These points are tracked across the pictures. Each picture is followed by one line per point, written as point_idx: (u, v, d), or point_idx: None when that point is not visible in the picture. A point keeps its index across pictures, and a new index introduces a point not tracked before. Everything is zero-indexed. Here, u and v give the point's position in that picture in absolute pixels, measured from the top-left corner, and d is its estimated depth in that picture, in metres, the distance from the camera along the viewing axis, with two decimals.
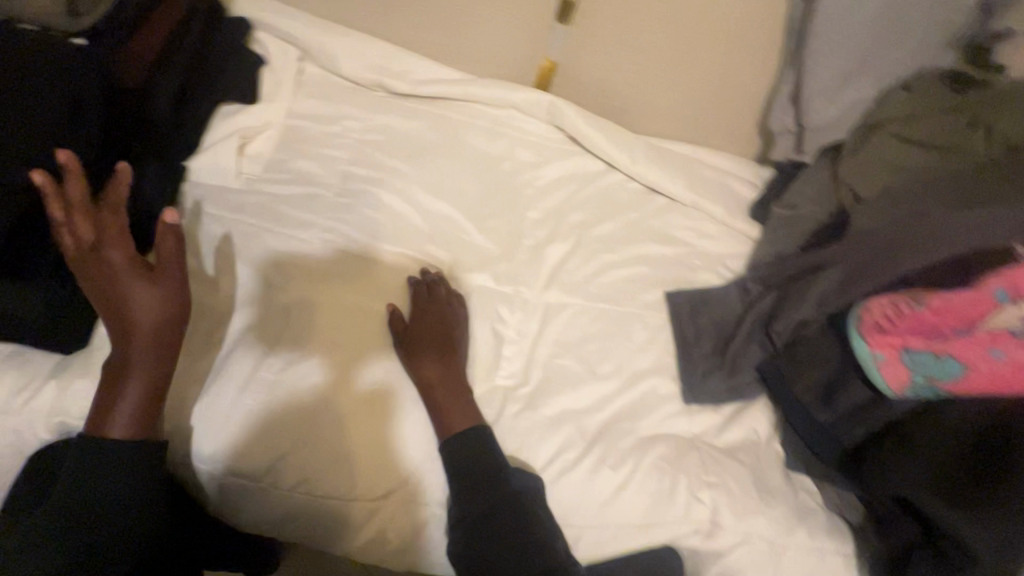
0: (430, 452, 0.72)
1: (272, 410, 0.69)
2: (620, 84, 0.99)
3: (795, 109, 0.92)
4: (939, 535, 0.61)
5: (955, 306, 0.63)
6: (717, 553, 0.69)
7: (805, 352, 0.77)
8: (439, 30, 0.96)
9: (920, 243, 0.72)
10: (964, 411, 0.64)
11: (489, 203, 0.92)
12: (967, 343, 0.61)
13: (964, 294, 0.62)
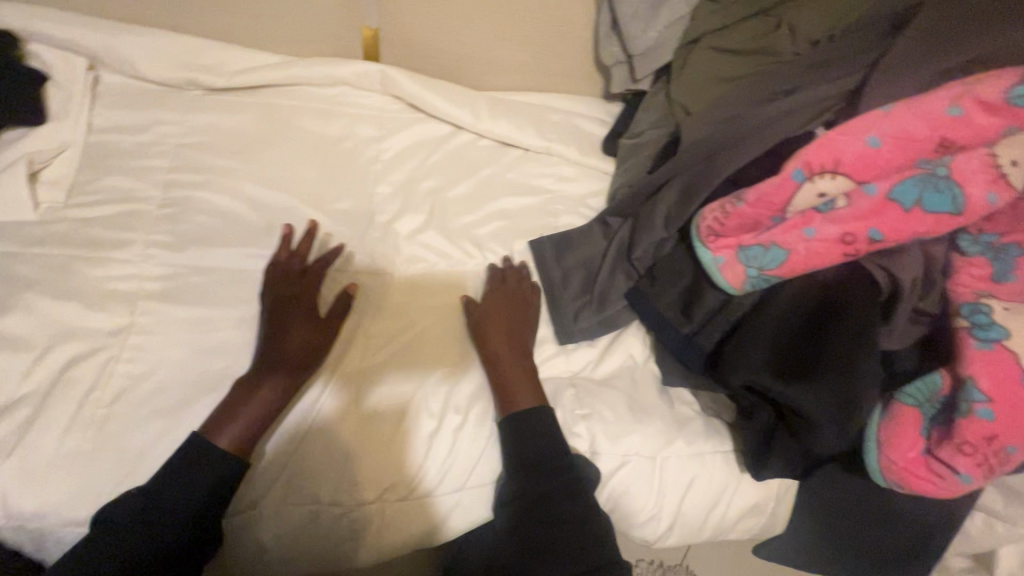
0: (470, 444, 0.71)
1: (320, 435, 0.68)
2: (446, 41, 0.95)
3: (618, 37, 0.92)
4: (790, 414, 0.63)
5: (766, 194, 0.65)
6: (606, 479, 0.71)
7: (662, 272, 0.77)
8: (241, 13, 0.89)
9: (742, 141, 0.76)
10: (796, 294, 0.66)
11: (336, 186, 0.87)
12: (784, 225, 0.63)
13: (772, 183, 0.65)
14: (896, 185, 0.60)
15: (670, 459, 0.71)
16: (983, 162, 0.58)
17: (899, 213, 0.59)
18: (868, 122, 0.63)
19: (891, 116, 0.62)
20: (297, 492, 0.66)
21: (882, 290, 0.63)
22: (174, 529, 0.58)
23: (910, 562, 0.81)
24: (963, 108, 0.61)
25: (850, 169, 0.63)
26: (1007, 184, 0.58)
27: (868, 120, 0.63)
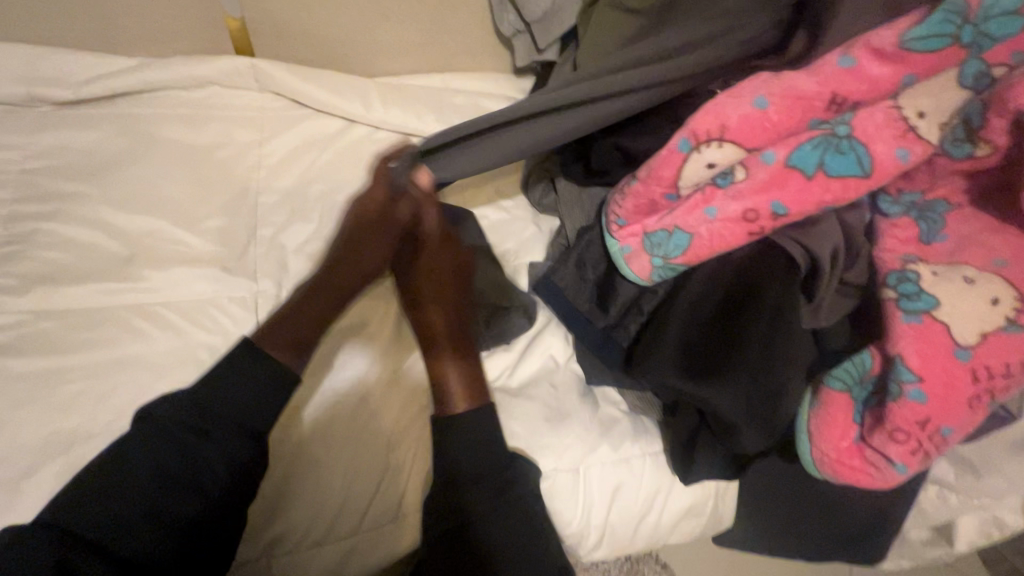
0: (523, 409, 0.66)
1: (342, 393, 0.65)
2: (324, 25, 0.85)
3: (515, 5, 0.83)
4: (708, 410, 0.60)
5: (658, 173, 0.61)
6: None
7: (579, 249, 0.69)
8: (79, 14, 0.78)
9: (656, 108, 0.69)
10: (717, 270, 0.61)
11: (212, 200, 0.78)
12: (685, 206, 0.59)
13: (659, 157, 0.61)
14: (793, 149, 0.56)
15: (594, 470, 0.64)
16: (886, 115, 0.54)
17: (802, 180, 0.55)
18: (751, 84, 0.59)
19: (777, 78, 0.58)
20: (299, 495, 0.61)
21: (800, 266, 0.57)
22: (239, 439, 0.54)
23: (870, 543, 0.76)
24: (853, 59, 0.56)
25: (735, 135, 0.58)
26: (912, 137, 0.53)
27: (754, 84, 0.59)
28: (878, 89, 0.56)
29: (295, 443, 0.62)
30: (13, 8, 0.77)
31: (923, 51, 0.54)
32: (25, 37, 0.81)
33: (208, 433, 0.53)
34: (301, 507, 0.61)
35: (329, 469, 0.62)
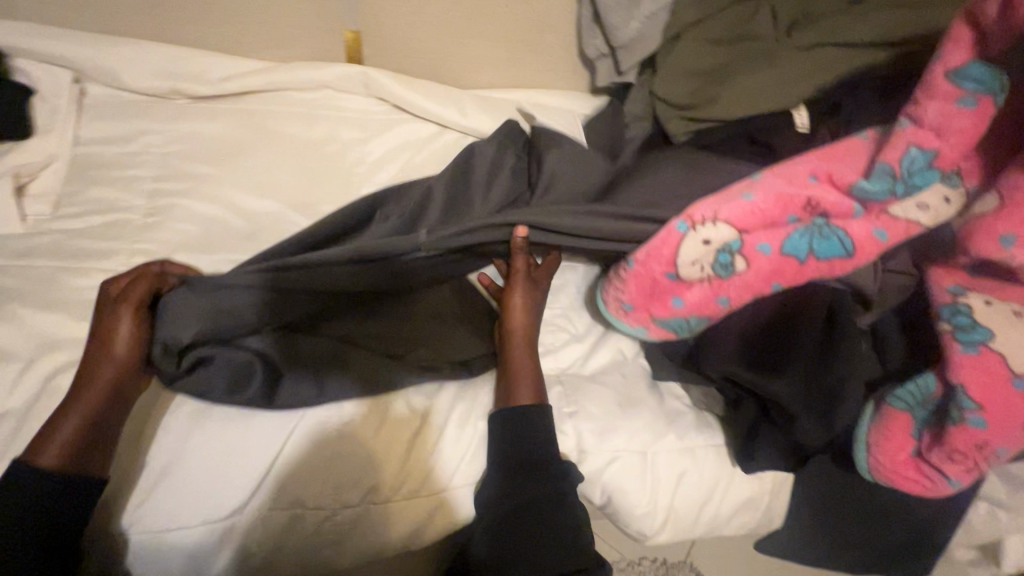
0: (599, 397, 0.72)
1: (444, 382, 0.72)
2: (429, 42, 0.94)
3: (603, 32, 0.91)
4: (774, 408, 0.65)
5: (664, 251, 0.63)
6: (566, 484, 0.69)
7: None
8: (221, 20, 0.89)
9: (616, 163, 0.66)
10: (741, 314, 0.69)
11: (319, 190, 0.87)
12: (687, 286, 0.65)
13: (658, 236, 0.64)
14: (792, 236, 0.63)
15: (631, 462, 0.69)
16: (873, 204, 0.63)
17: (797, 266, 0.63)
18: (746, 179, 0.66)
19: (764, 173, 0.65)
20: (333, 481, 0.65)
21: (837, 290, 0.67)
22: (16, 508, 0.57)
23: (914, 553, 0.79)
24: (827, 168, 0.65)
25: (735, 220, 0.62)
26: (902, 221, 0.63)
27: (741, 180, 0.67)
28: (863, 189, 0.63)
29: (326, 436, 0.65)
30: (168, 14, 0.88)
31: (881, 177, 0.62)
32: (170, 39, 0.92)
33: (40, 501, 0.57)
34: (343, 492, 0.65)
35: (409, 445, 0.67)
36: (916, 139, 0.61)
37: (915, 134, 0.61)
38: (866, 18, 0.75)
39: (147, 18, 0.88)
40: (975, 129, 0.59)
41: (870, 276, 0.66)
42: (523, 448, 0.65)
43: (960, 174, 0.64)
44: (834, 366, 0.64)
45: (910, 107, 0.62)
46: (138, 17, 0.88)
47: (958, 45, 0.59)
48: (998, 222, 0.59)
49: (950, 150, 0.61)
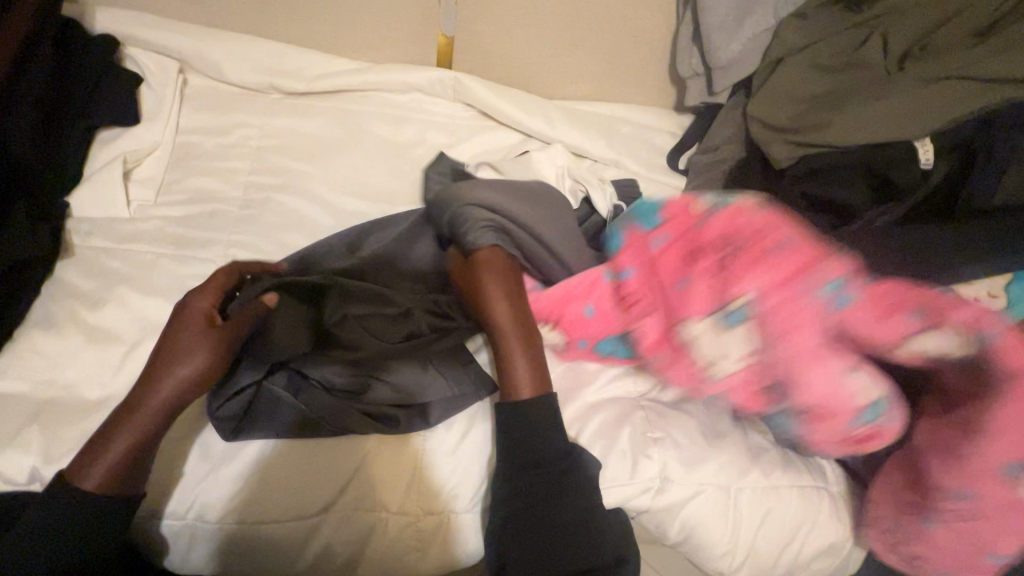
0: (683, 422, 0.71)
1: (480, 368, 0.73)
2: (522, 50, 0.95)
3: (700, 50, 0.89)
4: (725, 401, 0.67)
5: (562, 312, 0.71)
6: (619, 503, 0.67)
7: None
8: (322, 19, 0.91)
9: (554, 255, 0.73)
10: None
11: (403, 193, 0.87)
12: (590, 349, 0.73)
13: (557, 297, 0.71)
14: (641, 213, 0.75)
15: (704, 496, 0.67)
16: (787, 316, 0.63)
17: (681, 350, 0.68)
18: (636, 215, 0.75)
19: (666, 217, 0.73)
20: (398, 492, 0.64)
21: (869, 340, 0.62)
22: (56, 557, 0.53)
23: None
24: (746, 252, 0.67)
25: (568, 328, 0.72)
26: (845, 357, 0.62)
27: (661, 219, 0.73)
28: (764, 299, 0.64)
29: (378, 440, 0.65)
30: (272, 10, 0.90)
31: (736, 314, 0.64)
32: (270, 34, 0.94)
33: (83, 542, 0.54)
34: (408, 505, 0.64)
35: (477, 459, 0.67)
36: (771, 307, 0.63)
37: (784, 295, 0.64)
38: (999, 52, 0.71)
39: (251, 11, 0.90)
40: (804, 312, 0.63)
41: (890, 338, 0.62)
42: (525, 448, 0.62)
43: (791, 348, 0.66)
44: (851, 408, 0.61)
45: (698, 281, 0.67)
46: (243, 11, 0.90)
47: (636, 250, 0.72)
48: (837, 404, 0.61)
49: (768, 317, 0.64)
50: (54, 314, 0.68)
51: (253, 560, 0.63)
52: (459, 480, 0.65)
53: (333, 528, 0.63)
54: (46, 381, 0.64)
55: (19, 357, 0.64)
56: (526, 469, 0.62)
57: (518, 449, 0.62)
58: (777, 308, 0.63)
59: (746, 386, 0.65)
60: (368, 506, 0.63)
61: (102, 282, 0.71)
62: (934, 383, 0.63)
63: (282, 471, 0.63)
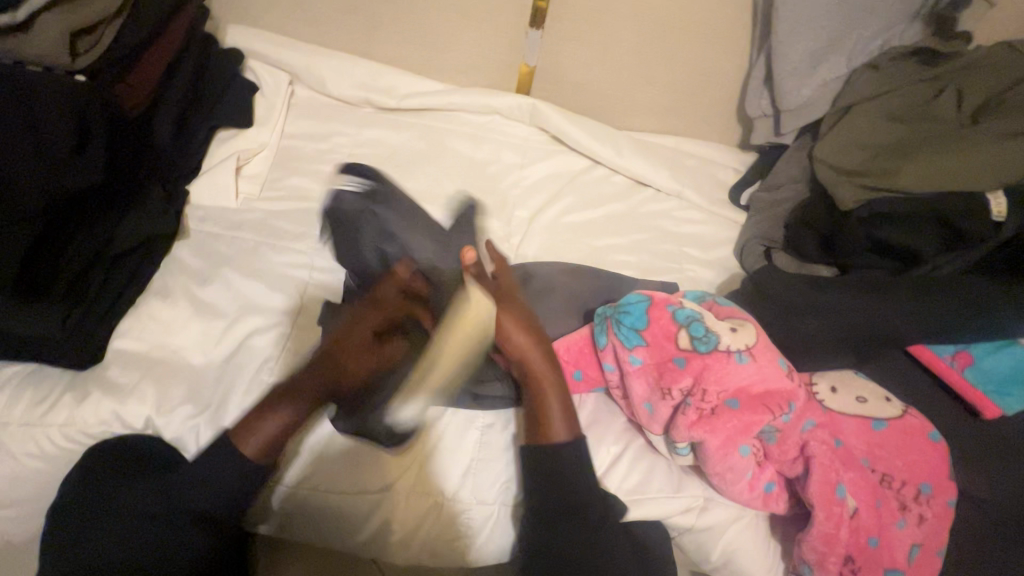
0: None
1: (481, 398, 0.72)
2: (597, 82, 1.01)
3: (771, 93, 0.93)
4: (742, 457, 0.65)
5: (591, 368, 0.71)
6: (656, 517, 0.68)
7: (814, 313, 0.73)
8: (419, 45, 1.01)
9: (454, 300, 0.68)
10: (812, 373, 0.71)
11: (476, 206, 0.93)
12: (621, 401, 0.70)
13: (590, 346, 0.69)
14: (626, 313, 0.66)
15: (746, 523, 0.66)
16: (796, 455, 0.62)
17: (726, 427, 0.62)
18: (683, 296, 0.70)
19: (647, 334, 0.64)
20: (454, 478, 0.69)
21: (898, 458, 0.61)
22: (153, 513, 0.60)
23: None
24: (739, 402, 0.60)
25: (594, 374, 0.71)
26: (888, 513, 0.59)
27: (696, 304, 0.67)
28: (786, 436, 0.62)
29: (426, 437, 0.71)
30: (376, 34, 1.00)
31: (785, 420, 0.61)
32: (370, 55, 1.04)
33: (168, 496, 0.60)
34: (462, 493, 0.69)
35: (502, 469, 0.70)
36: (814, 455, 0.60)
37: (820, 444, 0.60)
38: None
39: (358, 33, 1.00)
40: (817, 529, 0.59)
41: (908, 460, 0.61)
42: (544, 465, 0.65)
43: (769, 473, 0.63)
44: (872, 524, 0.59)
45: (694, 396, 0.61)
46: (351, 34, 1.00)
47: (614, 353, 0.66)
48: (853, 527, 0.58)
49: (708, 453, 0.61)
50: (170, 287, 0.75)
51: (313, 526, 0.68)
52: (492, 473, 0.70)
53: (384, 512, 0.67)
54: (158, 344, 0.71)
55: (138, 321, 0.72)
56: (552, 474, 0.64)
57: (543, 461, 0.65)
58: (814, 455, 0.60)
59: (788, 495, 0.63)
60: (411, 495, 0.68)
61: (209, 261, 0.79)
62: (927, 523, 0.59)
63: (336, 456, 0.68)
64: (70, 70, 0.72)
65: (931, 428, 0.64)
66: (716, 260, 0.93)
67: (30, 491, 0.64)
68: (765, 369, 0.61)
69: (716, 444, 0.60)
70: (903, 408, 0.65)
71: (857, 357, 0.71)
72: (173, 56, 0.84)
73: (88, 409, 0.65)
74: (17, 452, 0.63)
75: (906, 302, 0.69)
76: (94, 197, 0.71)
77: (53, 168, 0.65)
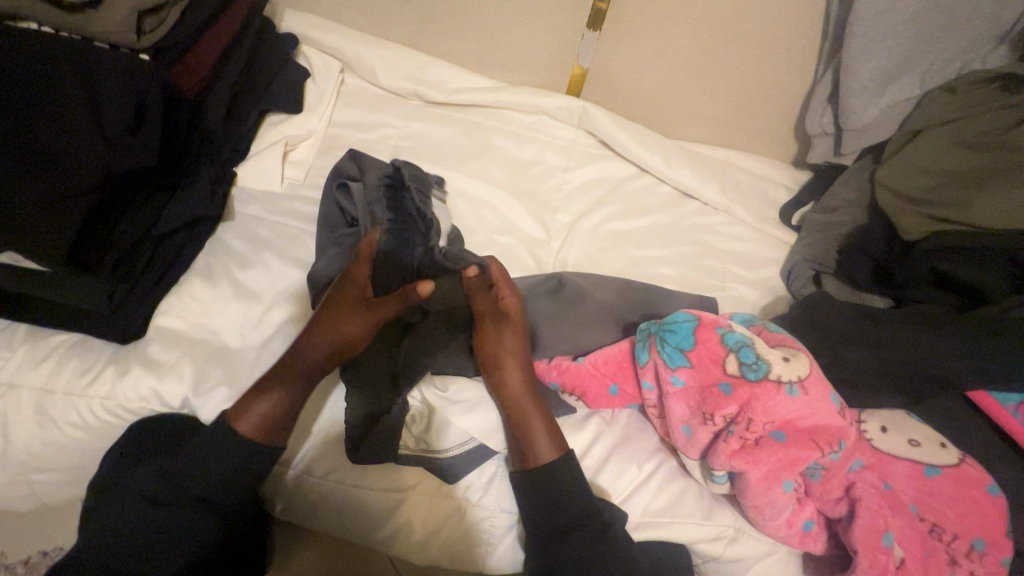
0: None
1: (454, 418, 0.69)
2: (649, 88, 0.99)
3: (834, 111, 0.89)
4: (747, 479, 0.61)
5: (628, 384, 0.69)
6: (683, 543, 0.65)
7: (868, 346, 0.69)
8: (472, 40, 0.99)
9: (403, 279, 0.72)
10: (860, 410, 0.67)
11: (519, 207, 0.91)
12: (658, 425, 0.68)
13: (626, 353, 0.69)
14: (672, 331, 0.64)
15: (778, 559, 0.63)
16: (839, 496, 0.59)
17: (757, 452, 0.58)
18: (730, 318, 0.68)
19: (692, 356, 0.62)
20: (476, 484, 0.68)
21: (952, 511, 0.58)
22: (141, 497, 0.59)
23: None
24: (785, 435, 0.58)
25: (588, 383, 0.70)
26: (936, 567, 0.56)
27: (746, 328, 0.64)
28: (832, 475, 0.59)
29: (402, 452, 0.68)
30: (431, 26, 0.99)
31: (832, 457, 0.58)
32: (422, 47, 1.03)
33: (151, 480, 0.60)
34: (485, 500, 0.67)
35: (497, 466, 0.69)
36: (861, 498, 0.57)
37: (868, 487, 0.58)
38: None
39: (412, 24, 0.99)
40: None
41: (963, 513, 0.57)
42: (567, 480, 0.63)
43: (811, 513, 0.60)
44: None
45: (739, 424, 0.58)
46: (405, 24, 1.00)
47: (653, 371, 0.65)
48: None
49: (749, 488, 0.58)
50: (212, 268, 0.76)
51: (335, 517, 0.68)
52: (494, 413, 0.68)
53: (402, 513, 0.67)
54: (197, 324, 0.72)
55: (179, 299, 0.73)
56: (577, 490, 0.63)
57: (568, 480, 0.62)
58: (861, 498, 0.57)
59: (827, 535, 0.61)
60: (427, 497, 0.67)
61: (251, 244, 0.79)
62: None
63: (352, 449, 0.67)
64: (134, 48, 0.73)
65: (990, 480, 0.60)
66: (761, 281, 0.90)
67: (71, 457, 0.67)
68: (816, 404, 0.59)
69: (758, 477, 0.57)
70: (960, 456, 0.61)
71: (910, 397, 0.67)
72: (230, 40, 0.84)
73: (128, 384, 0.66)
74: (60, 419, 0.65)
75: (970, 345, 0.65)
76: (148, 174, 0.72)
77: (112, 143, 0.66)
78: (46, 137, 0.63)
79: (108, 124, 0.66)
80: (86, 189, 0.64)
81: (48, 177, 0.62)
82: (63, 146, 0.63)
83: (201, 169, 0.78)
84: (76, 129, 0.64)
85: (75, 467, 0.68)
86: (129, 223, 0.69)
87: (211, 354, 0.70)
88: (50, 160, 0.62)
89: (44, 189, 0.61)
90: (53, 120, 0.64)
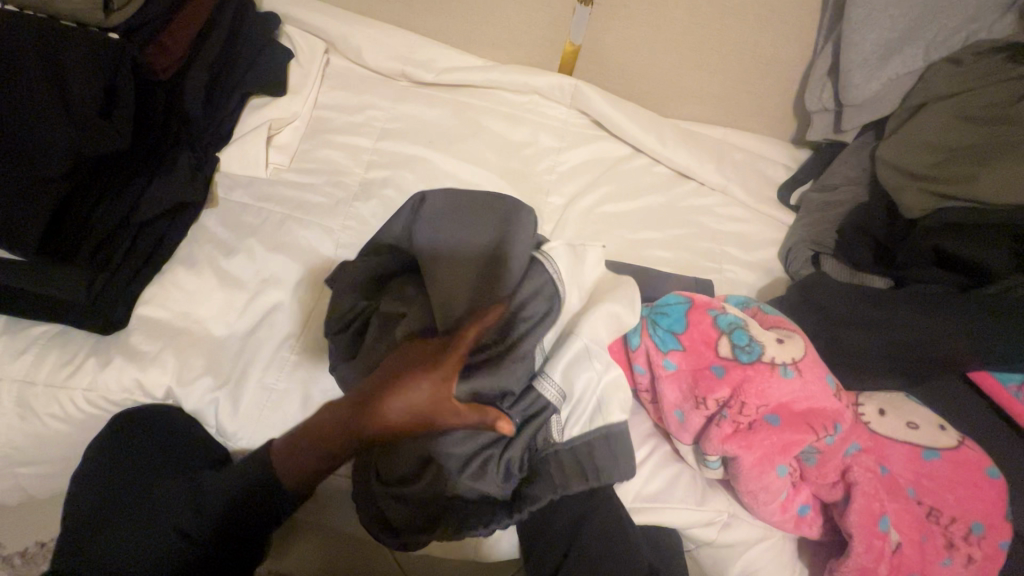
0: None
1: None
2: (644, 65, 0.96)
3: (835, 86, 0.86)
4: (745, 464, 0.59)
5: (620, 370, 0.67)
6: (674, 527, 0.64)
7: (867, 329, 0.67)
8: (460, 16, 0.96)
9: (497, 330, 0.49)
10: (859, 393, 0.66)
11: (511, 190, 0.89)
12: (652, 412, 0.67)
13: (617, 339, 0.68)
14: (664, 315, 0.63)
15: (771, 544, 0.62)
16: (836, 481, 0.58)
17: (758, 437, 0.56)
18: (724, 300, 0.67)
19: (684, 338, 0.61)
20: None
21: (952, 494, 0.56)
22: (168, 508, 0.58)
23: None
24: (780, 418, 0.57)
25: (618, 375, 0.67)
26: (931, 550, 0.55)
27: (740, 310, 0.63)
28: (828, 459, 0.58)
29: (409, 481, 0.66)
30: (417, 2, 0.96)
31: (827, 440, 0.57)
32: (409, 25, 1.00)
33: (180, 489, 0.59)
34: None
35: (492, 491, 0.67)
36: (858, 482, 0.56)
37: (865, 472, 0.56)
38: None
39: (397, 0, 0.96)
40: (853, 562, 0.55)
41: (962, 495, 0.56)
42: None
43: (807, 496, 0.59)
44: (912, 561, 0.55)
45: (735, 407, 0.57)
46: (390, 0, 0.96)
47: (647, 355, 0.63)
48: (892, 563, 0.54)
49: (747, 474, 0.57)
50: (194, 256, 0.74)
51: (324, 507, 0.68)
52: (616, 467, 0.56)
53: None
54: (180, 313, 0.70)
55: (162, 288, 0.71)
56: None
57: None
58: (857, 481, 0.56)
59: (822, 520, 0.60)
60: None
61: (234, 230, 0.77)
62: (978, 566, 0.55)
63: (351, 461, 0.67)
64: (102, 27, 0.73)
65: (990, 463, 0.59)
66: (758, 262, 0.88)
67: (55, 447, 0.66)
68: (811, 386, 0.57)
69: (752, 462, 0.56)
70: (960, 439, 0.60)
71: (907, 379, 0.66)
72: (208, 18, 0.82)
73: (110, 374, 0.65)
74: (41, 412, 0.64)
75: (967, 325, 0.64)
76: (124, 159, 0.71)
77: (82, 127, 0.64)
78: (15, 122, 0.61)
79: (78, 108, 0.64)
80: (57, 174, 0.62)
81: (17, 162, 0.60)
82: (32, 131, 0.61)
83: (179, 153, 0.75)
84: (42, 112, 0.62)
85: (59, 459, 0.68)
86: (105, 209, 0.67)
87: (196, 342, 0.68)
88: (18, 145, 0.61)
89: (15, 176, 0.59)
90: (20, 105, 0.62)
